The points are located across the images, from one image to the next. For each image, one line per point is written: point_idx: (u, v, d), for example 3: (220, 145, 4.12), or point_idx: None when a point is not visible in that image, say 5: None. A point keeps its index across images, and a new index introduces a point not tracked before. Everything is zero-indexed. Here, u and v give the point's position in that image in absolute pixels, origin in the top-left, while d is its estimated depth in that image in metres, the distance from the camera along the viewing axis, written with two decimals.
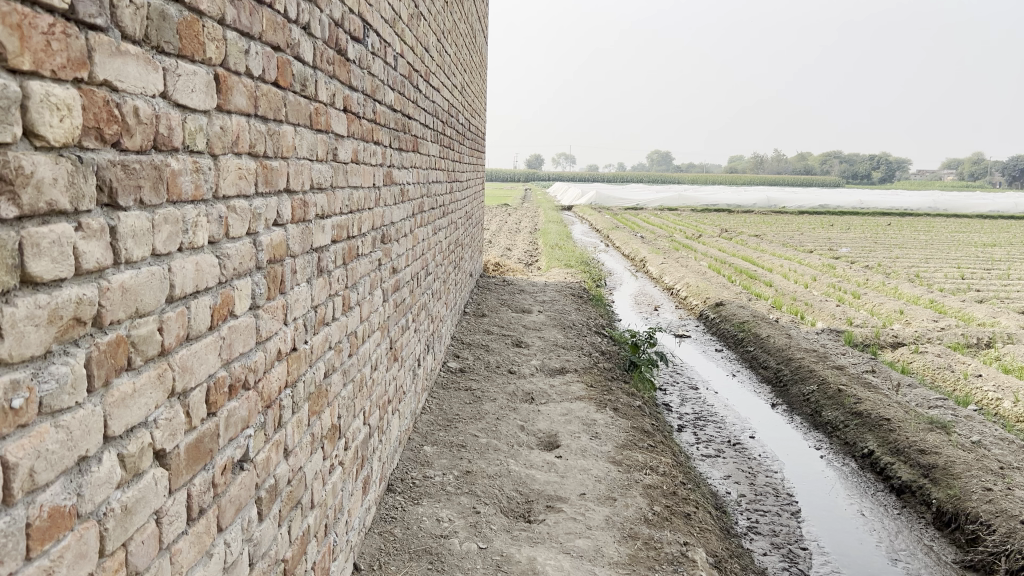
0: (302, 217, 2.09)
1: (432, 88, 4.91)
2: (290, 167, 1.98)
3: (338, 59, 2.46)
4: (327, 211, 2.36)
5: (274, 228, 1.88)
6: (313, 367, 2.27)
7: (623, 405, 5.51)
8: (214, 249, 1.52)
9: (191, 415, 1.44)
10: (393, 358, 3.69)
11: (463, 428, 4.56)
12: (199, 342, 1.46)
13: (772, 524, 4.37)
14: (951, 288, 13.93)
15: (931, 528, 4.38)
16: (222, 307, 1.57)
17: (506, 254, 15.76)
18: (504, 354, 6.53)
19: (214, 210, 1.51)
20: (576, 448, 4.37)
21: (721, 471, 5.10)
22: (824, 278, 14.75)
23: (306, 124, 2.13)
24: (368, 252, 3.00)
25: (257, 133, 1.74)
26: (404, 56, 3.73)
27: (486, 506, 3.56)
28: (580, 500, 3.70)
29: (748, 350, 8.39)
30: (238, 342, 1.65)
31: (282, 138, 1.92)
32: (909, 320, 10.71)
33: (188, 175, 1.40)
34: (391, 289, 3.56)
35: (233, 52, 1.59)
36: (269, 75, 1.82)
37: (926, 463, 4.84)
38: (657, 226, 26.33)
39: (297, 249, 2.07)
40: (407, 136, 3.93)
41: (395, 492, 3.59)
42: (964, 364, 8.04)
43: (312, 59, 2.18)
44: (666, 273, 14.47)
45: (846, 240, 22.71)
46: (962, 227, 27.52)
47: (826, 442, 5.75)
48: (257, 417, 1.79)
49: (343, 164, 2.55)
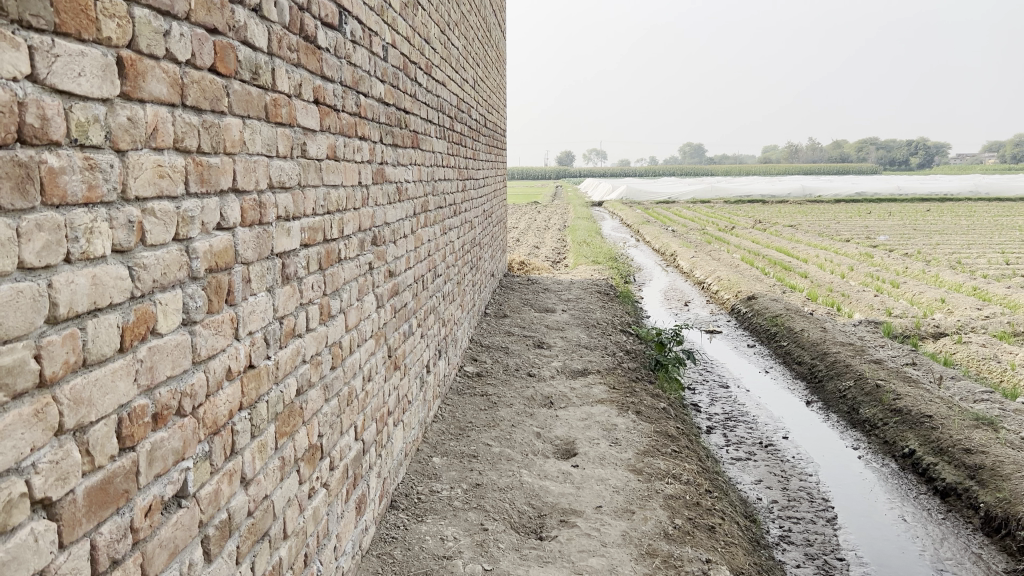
0: (257, 220, 1.89)
1: (435, 83, 4.70)
2: (237, 164, 1.77)
3: (304, 47, 2.26)
4: (294, 212, 2.16)
5: (216, 234, 1.68)
6: (280, 385, 2.07)
7: (647, 407, 5.25)
8: (123, 258, 1.32)
9: (93, 454, 1.23)
10: (393, 365, 3.49)
11: (476, 437, 4.34)
12: (101, 369, 1.25)
13: (806, 533, 4.09)
14: (995, 274, 13.39)
15: (979, 534, 4.06)
16: (137, 325, 1.36)
17: (534, 252, 15.57)
18: (524, 357, 6.30)
19: (121, 213, 1.31)
20: (595, 456, 4.12)
21: (752, 475, 4.83)
22: (861, 267, 14.27)
23: (260, 117, 1.93)
24: (354, 255, 2.80)
25: (184, 125, 1.53)
26: (397, 47, 3.53)
27: (494, 523, 3.33)
28: (596, 514, 3.45)
29: (781, 345, 8.06)
30: (163, 365, 1.45)
31: (224, 133, 1.71)
32: (951, 309, 10.26)
33: (76, 175, 1.19)
34: (388, 293, 3.36)
35: (145, 32, 1.38)
36: (202, 60, 1.61)
37: (972, 464, 4.51)
38: (689, 219, 25.93)
39: (251, 255, 1.86)
40: (404, 133, 3.72)
41: (398, 509, 3.38)
42: (1011, 354, 7.65)
43: (266, 45, 1.97)
44: (697, 267, 14.14)
45: (883, 228, 22.11)
46: (1004, 211, 26.68)
47: (863, 441, 5.44)
48: (198, 447, 1.59)
49: (315, 161, 2.35)
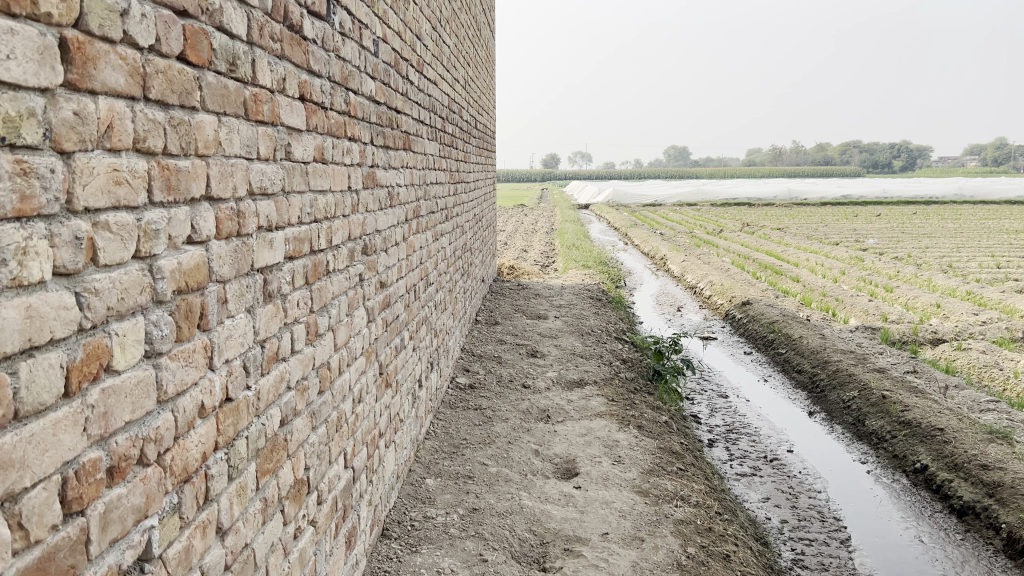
0: (234, 231, 1.65)
1: (427, 82, 4.48)
2: (211, 168, 1.54)
3: (288, 37, 2.02)
4: (277, 222, 1.92)
5: (186, 249, 1.44)
6: (262, 417, 1.83)
7: (648, 421, 5.03)
8: (68, 283, 1.09)
9: (28, 526, 1.00)
10: (384, 383, 3.25)
11: (471, 455, 4.11)
12: (38, 421, 1.02)
13: (820, 556, 3.88)
14: (988, 278, 13.25)
15: (1001, 557, 3.86)
16: (87, 363, 1.13)
17: (522, 256, 15.32)
18: (517, 367, 6.07)
19: (64, 228, 1.08)
20: (598, 477, 3.90)
21: (759, 493, 4.62)
22: (853, 272, 14.10)
23: (238, 113, 1.69)
24: (343, 267, 2.56)
25: (147, 121, 1.30)
26: (388, 42, 3.29)
27: (494, 553, 3.10)
28: (603, 542, 3.23)
29: (779, 352, 7.88)
30: (120, 409, 1.21)
31: (195, 132, 1.48)
32: (947, 314, 10.10)
33: (4, 182, 0.96)
34: (379, 305, 3.13)
35: (96, 9, 1.14)
36: (169, 47, 1.38)
37: (990, 481, 4.32)
38: (677, 222, 25.79)
39: (227, 272, 1.62)
40: (395, 133, 3.49)
41: (391, 539, 3.14)
42: (1013, 361, 7.48)
43: (245, 33, 1.73)
44: (688, 271, 13.97)
45: (872, 231, 21.99)
46: (989, 214, 26.65)
47: (871, 455, 5.25)
48: (164, 500, 1.35)
49: (300, 164, 2.11)
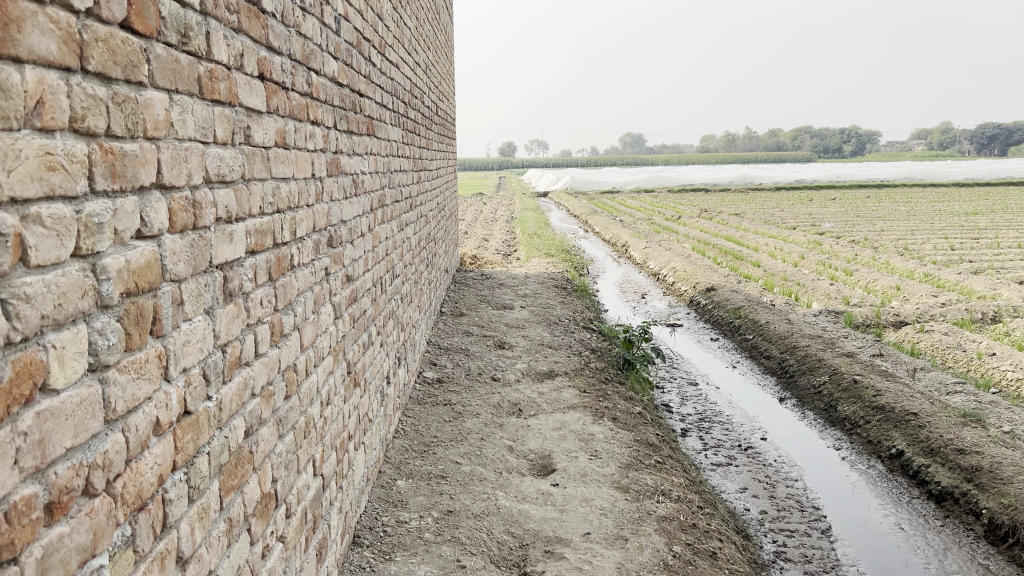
0: (189, 223, 1.47)
1: (389, 64, 4.28)
2: (162, 152, 1.36)
3: (245, 8, 1.82)
4: (236, 213, 1.73)
5: (136, 246, 1.26)
6: (224, 429, 1.65)
7: (622, 413, 4.91)
8: None
9: None
10: (352, 382, 3.08)
11: (443, 454, 3.96)
12: None
13: (802, 548, 3.80)
14: (943, 260, 13.41)
15: (983, 542, 3.82)
16: (19, 383, 0.95)
17: (483, 245, 15.14)
18: (485, 359, 5.91)
19: None
20: (576, 473, 3.78)
21: (736, 483, 4.54)
22: (813, 255, 14.18)
23: (191, 91, 1.50)
24: (308, 261, 2.38)
25: (85, 98, 1.11)
26: (350, 21, 3.10)
27: (473, 557, 2.95)
28: (586, 542, 3.11)
29: (746, 338, 7.84)
30: (58, 435, 1.03)
31: (142, 110, 1.29)
32: (907, 296, 10.16)
33: None
34: (346, 301, 2.95)
35: None
36: (112, 12, 1.18)
37: (968, 466, 4.28)
38: (635, 209, 25.78)
39: (183, 270, 1.44)
40: (358, 118, 3.30)
41: (363, 547, 2.98)
42: (976, 342, 7.52)
43: (199, 2, 1.53)
44: (650, 258, 13.91)
45: (827, 215, 22.17)
46: (939, 197, 27.08)
47: (845, 441, 5.20)
48: (114, 534, 1.18)
49: (260, 150, 1.92)
